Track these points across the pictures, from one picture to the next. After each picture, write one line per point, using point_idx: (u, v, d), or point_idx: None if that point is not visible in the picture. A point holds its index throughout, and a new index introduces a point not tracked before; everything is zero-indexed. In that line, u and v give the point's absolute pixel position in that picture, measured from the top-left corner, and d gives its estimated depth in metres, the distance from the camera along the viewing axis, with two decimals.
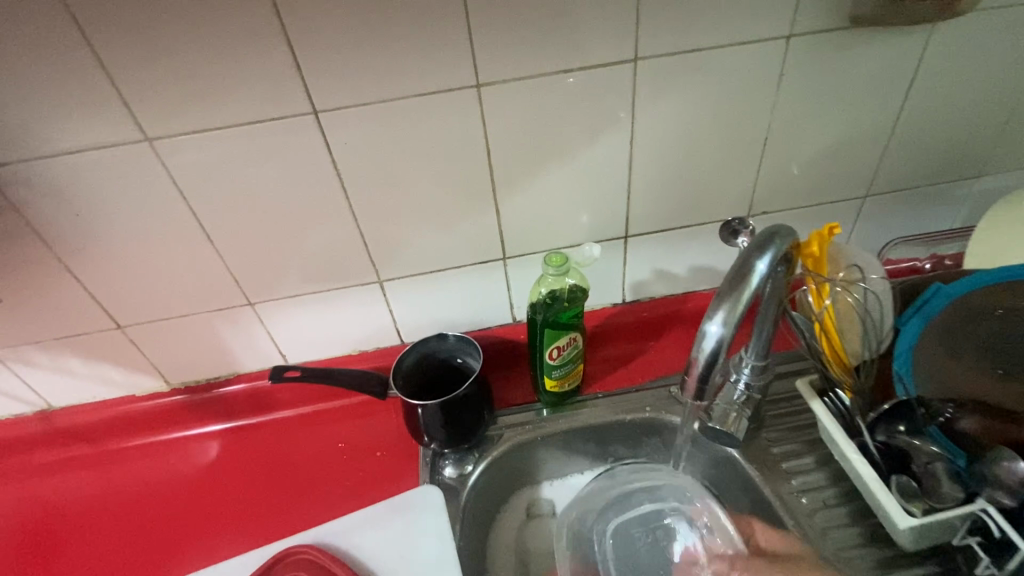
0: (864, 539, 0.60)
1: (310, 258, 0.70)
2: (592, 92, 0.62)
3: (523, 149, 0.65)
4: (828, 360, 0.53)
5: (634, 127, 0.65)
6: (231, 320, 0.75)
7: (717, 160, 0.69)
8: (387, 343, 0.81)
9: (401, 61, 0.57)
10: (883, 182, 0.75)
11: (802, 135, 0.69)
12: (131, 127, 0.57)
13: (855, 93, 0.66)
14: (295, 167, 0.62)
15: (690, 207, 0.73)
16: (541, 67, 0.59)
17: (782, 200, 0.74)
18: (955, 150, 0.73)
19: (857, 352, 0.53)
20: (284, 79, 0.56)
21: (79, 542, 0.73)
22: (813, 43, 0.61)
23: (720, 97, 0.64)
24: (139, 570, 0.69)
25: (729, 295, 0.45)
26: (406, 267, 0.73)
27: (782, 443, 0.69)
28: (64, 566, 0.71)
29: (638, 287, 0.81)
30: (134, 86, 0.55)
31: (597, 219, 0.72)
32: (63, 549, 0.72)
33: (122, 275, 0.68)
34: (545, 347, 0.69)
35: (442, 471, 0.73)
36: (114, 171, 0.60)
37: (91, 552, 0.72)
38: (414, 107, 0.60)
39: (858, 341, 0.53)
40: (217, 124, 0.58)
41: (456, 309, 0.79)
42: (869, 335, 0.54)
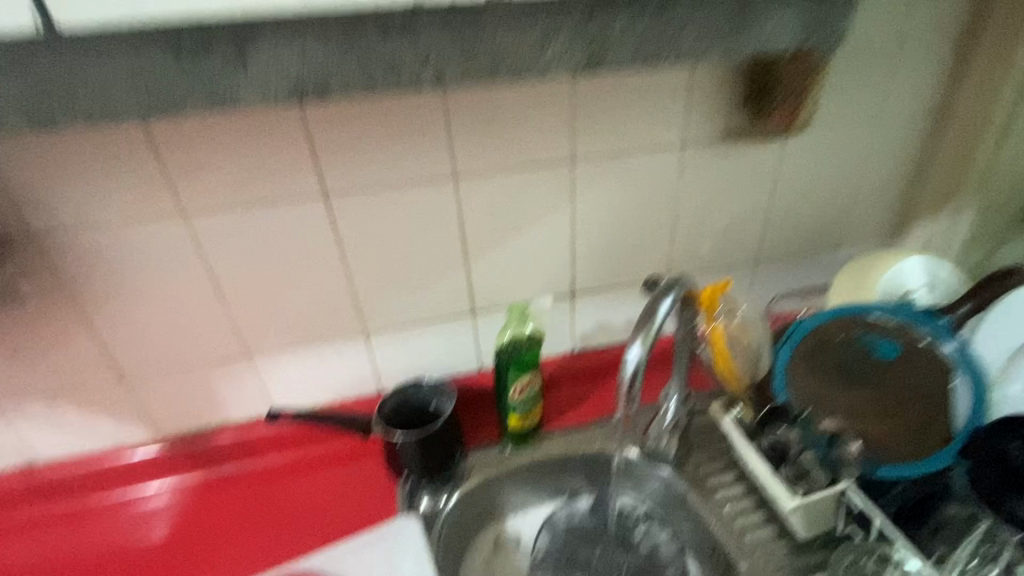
0: (774, 535, 0.73)
1: (306, 313, 0.81)
2: (542, 180, 0.80)
3: (489, 223, 0.81)
4: (724, 379, 0.70)
5: (576, 207, 0.83)
6: (227, 370, 0.83)
7: (641, 232, 0.88)
8: (366, 391, 0.91)
9: (396, 155, 0.73)
10: (769, 251, 0.96)
11: (703, 215, 0.89)
12: (168, 203, 0.69)
13: (738, 184, 0.88)
14: (302, 235, 0.75)
15: (622, 269, 0.91)
16: (504, 162, 0.77)
17: (693, 263, 0.94)
18: (816, 226, 0.96)
19: (744, 372, 0.71)
20: (301, 166, 0.71)
21: None
22: (702, 149, 0.83)
23: (639, 185, 0.84)
24: None
25: (641, 328, 0.60)
26: (390, 320, 0.85)
27: (707, 463, 0.82)
28: None
29: (585, 337, 0.97)
30: (178, 171, 0.68)
31: (549, 279, 0.88)
32: None
33: (135, 328, 0.77)
34: (509, 386, 0.82)
35: (418, 503, 0.81)
36: (147, 238, 0.71)
37: None
38: (404, 189, 0.76)
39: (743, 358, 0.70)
40: (242, 201, 0.71)
41: (430, 359, 0.91)
42: (750, 356, 0.71)
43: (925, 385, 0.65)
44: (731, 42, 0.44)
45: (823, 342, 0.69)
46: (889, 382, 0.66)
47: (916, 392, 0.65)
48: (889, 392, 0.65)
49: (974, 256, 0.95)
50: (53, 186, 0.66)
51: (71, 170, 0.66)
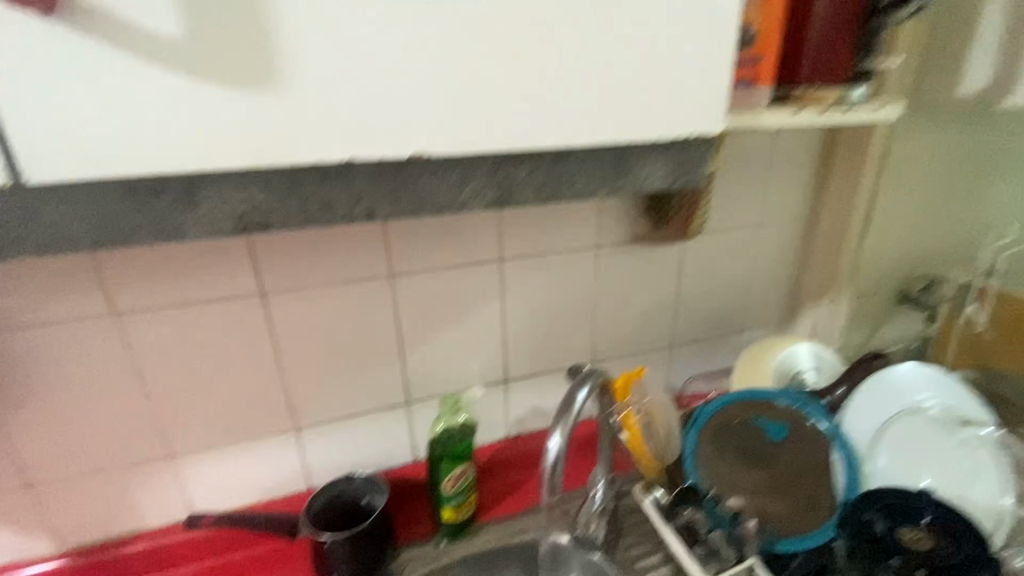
0: None
1: (236, 411, 0.81)
2: (472, 279, 0.87)
3: (423, 318, 0.87)
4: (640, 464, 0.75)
5: (504, 302, 0.91)
6: (145, 474, 0.80)
7: (565, 323, 0.96)
8: (295, 489, 0.89)
9: (334, 259, 0.79)
10: (681, 337, 1.07)
11: (619, 307, 0.99)
12: (100, 306, 0.70)
13: (648, 280, 1.00)
14: (238, 333, 0.77)
15: (550, 358, 0.98)
16: (437, 264, 0.84)
17: (614, 350, 1.02)
18: (719, 315, 1.09)
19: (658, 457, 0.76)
20: (241, 270, 0.75)
21: None
22: (613, 251, 0.95)
23: (561, 282, 0.93)
24: None
25: (560, 418, 0.66)
26: (324, 414, 0.86)
27: (636, 546, 0.85)
28: None
29: (518, 423, 1.01)
30: (114, 276, 0.69)
31: (481, 368, 0.93)
32: None
33: (48, 434, 0.74)
34: (442, 477, 0.83)
35: None
36: (73, 341, 0.71)
37: None
38: (342, 289, 0.81)
39: (653, 443, 0.76)
40: (178, 303, 0.73)
41: (364, 451, 0.91)
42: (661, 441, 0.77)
43: (807, 459, 0.74)
44: (614, 184, 0.54)
45: (723, 426, 0.77)
46: (779, 461, 0.75)
47: (801, 466, 0.74)
48: (779, 471, 0.74)
49: (852, 338, 1.09)
50: None
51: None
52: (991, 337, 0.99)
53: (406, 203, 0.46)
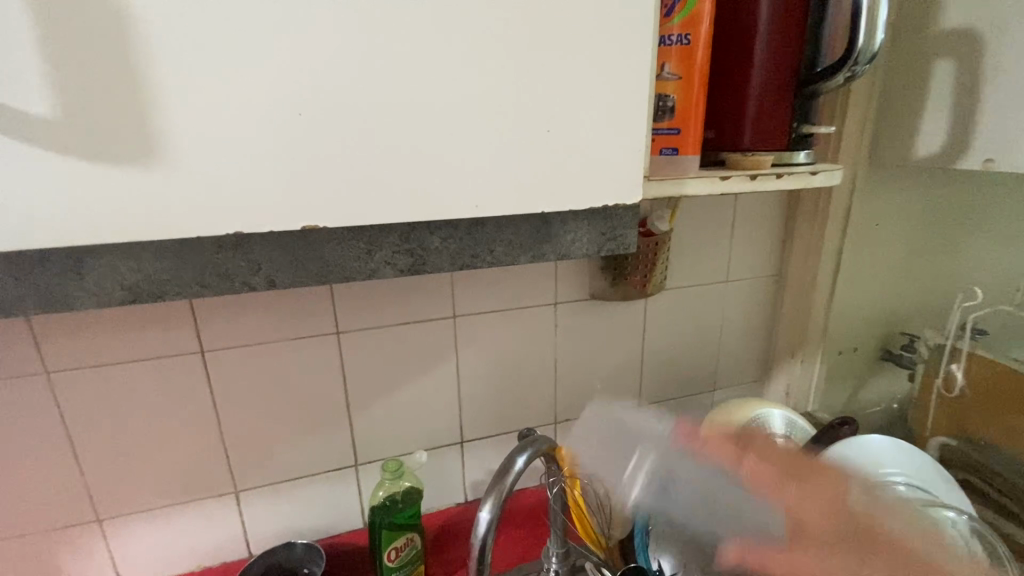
0: None
1: (173, 473, 0.78)
2: (425, 336, 0.86)
3: (373, 376, 0.85)
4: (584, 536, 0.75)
5: (459, 359, 0.89)
6: (71, 540, 0.76)
7: (525, 382, 0.94)
8: (234, 556, 0.84)
9: (279, 316, 0.78)
10: (648, 396, 1.04)
11: (582, 363, 0.97)
12: (32, 363, 0.69)
13: (610, 338, 0.98)
14: (177, 391, 0.76)
15: (509, 417, 0.95)
16: (387, 320, 0.83)
17: (578, 410, 0.99)
18: (689, 373, 1.06)
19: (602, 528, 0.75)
20: (182, 327, 0.74)
21: None
22: (573, 307, 0.93)
23: (519, 340, 0.92)
24: None
25: (494, 486, 0.62)
26: (265, 477, 0.83)
27: None
28: None
29: (476, 486, 0.96)
30: (50, 332, 0.69)
31: (435, 428, 0.90)
32: None
33: None
34: (383, 549, 0.78)
35: None
36: (2, 399, 0.69)
37: None
38: (288, 346, 0.79)
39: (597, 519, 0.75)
40: (114, 359, 0.72)
41: (308, 516, 0.87)
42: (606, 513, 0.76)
43: None
44: (538, 249, 0.52)
45: (677, 497, 0.74)
46: (745, 480, 0.67)
47: None
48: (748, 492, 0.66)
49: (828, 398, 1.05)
50: None
51: None
52: (974, 403, 0.89)
53: (311, 270, 0.46)
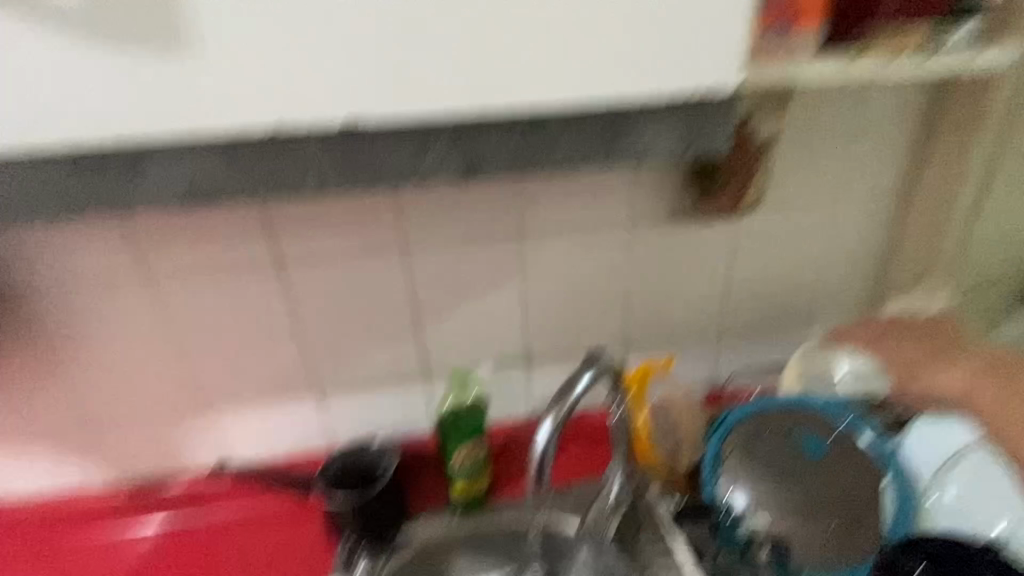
0: None
1: (263, 374, 0.85)
2: (491, 254, 0.83)
3: (440, 293, 0.84)
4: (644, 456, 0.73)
5: (527, 279, 0.85)
6: (188, 423, 0.87)
7: (596, 305, 0.89)
8: (321, 450, 0.92)
9: (348, 229, 0.78)
10: (734, 328, 0.95)
11: (661, 289, 0.90)
12: (140, 267, 0.77)
13: (693, 261, 0.89)
14: (260, 299, 0.80)
15: (579, 341, 0.91)
16: (452, 236, 0.81)
17: (654, 338, 0.93)
18: (786, 304, 0.95)
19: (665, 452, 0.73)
20: (259, 238, 0.77)
21: None
22: (652, 227, 0.85)
23: (590, 261, 0.86)
24: None
25: (554, 404, 0.60)
26: (343, 382, 0.88)
27: None
28: None
29: (543, 406, 0.96)
30: (151, 241, 0.76)
31: (502, 347, 0.90)
32: None
33: (107, 380, 0.83)
34: (450, 453, 0.82)
35: (355, 567, 0.79)
36: (123, 298, 0.79)
37: None
38: (357, 259, 0.80)
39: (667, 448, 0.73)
40: (205, 268, 0.78)
41: (384, 422, 0.91)
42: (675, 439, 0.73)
43: (849, 484, 0.66)
44: (610, 151, 0.52)
45: (757, 433, 0.69)
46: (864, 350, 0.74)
47: (843, 492, 0.65)
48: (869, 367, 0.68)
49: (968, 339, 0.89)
50: (44, 249, 0.75)
51: (62, 238, 0.75)
52: None
53: None
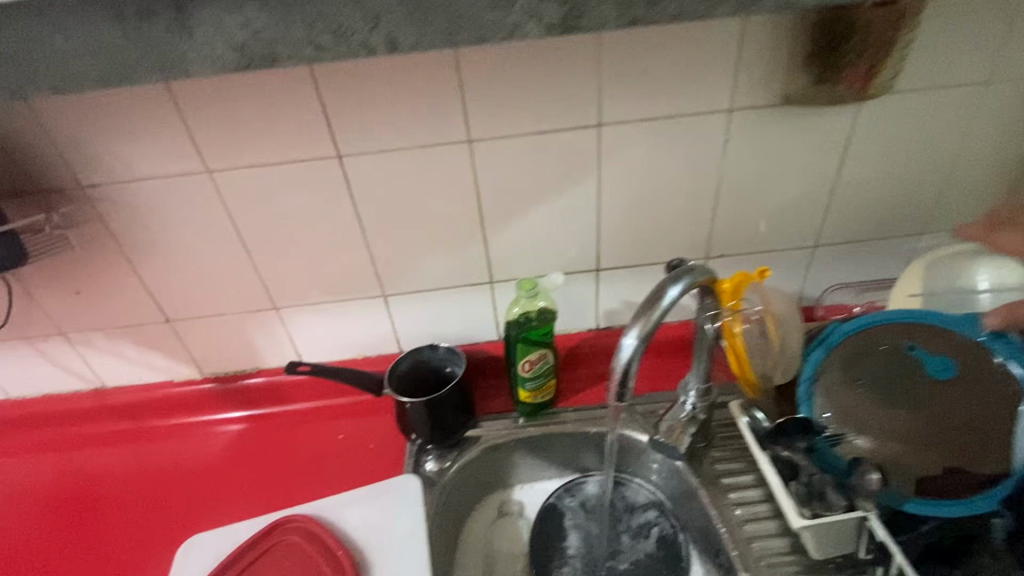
0: (788, 548, 0.68)
1: (328, 274, 0.84)
2: (565, 148, 0.75)
3: (508, 191, 0.78)
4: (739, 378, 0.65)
5: (603, 178, 0.78)
6: (258, 321, 0.88)
7: (677, 208, 0.81)
8: (388, 351, 0.93)
9: (409, 119, 0.71)
10: (828, 235, 0.86)
11: (752, 191, 0.81)
12: (197, 161, 0.73)
13: (792, 158, 0.78)
14: (322, 196, 0.77)
15: (655, 247, 0.85)
16: (523, 127, 0.73)
17: (737, 245, 0.86)
18: (893, 210, 0.84)
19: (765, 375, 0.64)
20: (317, 128, 0.72)
21: (103, 511, 0.84)
22: (753, 117, 0.74)
23: (675, 158, 0.77)
24: (153, 529, 0.81)
25: (642, 313, 0.54)
26: (408, 285, 0.86)
27: (726, 462, 0.78)
28: (93, 526, 0.82)
29: (610, 316, 0.93)
30: (205, 131, 0.71)
31: (572, 252, 0.85)
32: (91, 513, 0.84)
33: (175, 279, 0.83)
34: (517, 361, 0.80)
35: (424, 464, 0.83)
36: (182, 194, 0.75)
37: (114, 523, 0.82)
38: (420, 155, 0.74)
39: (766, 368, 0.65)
40: (263, 161, 0.74)
41: (449, 326, 0.91)
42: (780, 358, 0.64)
43: (976, 408, 0.58)
44: None
45: (865, 350, 0.64)
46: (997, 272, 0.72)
47: (966, 416, 0.58)
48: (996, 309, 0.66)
49: None
50: (96, 143, 0.71)
51: (112, 131, 0.71)
52: None
53: None
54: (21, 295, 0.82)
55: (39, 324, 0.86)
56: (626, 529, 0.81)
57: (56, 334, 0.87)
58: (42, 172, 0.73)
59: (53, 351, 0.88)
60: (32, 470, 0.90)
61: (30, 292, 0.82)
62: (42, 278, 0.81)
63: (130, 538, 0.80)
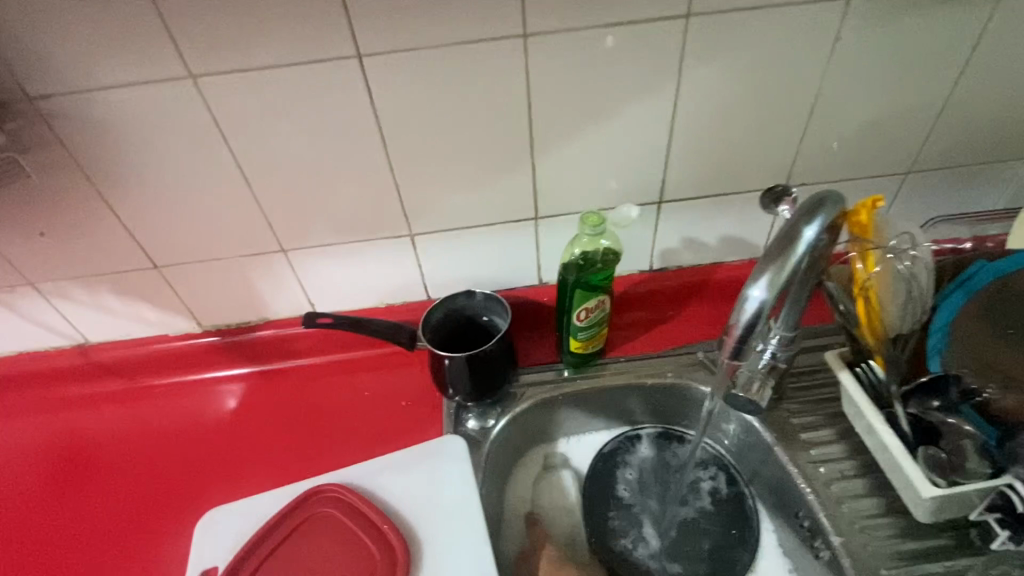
0: (881, 509, 0.62)
1: (345, 209, 0.71)
2: (639, 48, 0.61)
3: (565, 105, 0.65)
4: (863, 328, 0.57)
5: (679, 88, 0.65)
6: (264, 266, 0.76)
7: (760, 126, 0.69)
8: (414, 298, 0.82)
9: (450, 8, 0.57)
10: (925, 159, 0.74)
11: (849, 105, 0.68)
12: (177, 64, 0.57)
13: (905, 64, 0.65)
14: (336, 111, 0.62)
15: (727, 174, 0.73)
16: (591, 19, 0.59)
17: (820, 172, 0.74)
18: (1005, 130, 0.72)
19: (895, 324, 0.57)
20: (331, 19, 0.56)
21: (102, 481, 0.74)
22: (868, 8, 0.61)
23: (767, 62, 0.64)
24: (159, 504, 0.71)
25: (774, 258, 0.45)
26: (440, 222, 0.73)
27: (802, 414, 0.70)
28: (92, 499, 0.73)
29: (667, 255, 0.82)
30: (184, 23, 0.55)
31: (632, 181, 0.72)
32: (89, 484, 0.74)
33: (160, 216, 0.69)
34: (573, 308, 0.70)
35: (465, 423, 0.74)
36: (160, 108, 0.60)
37: (115, 495, 0.73)
38: (461, 56, 0.60)
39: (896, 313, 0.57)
40: (263, 64, 0.58)
41: (485, 269, 0.79)
42: (912, 305, 0.58)
43: None
44: None
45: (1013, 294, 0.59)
46: None
47: None
48: None
49: None
50: (40, 38, 0.55)
51: (61, 22, 0.54)
52: None
53: None
54: None
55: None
56: (680, 489, 0.75)
57: (23, 284, 0.73)
58: None
59: (21, 303, 0.75)
60: (16, 435, 0.79)
61: None
62: None
63: (137, 510, 0.71)
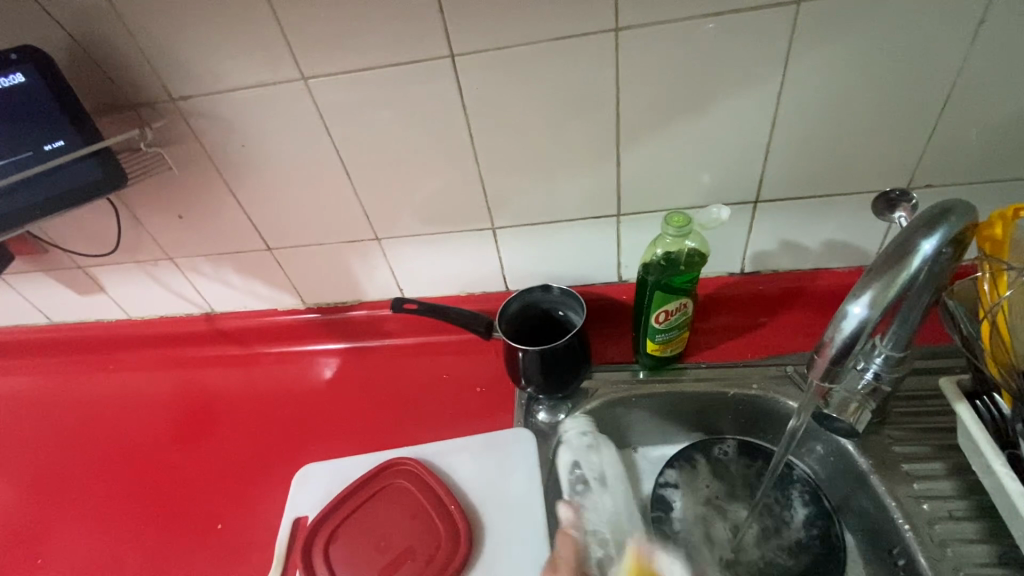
0: (994, 558, 0.55)
1: (433, 202, 0.74)
2: (740, 38, 0.58)
3: (655, 100, 0.63)
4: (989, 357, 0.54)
5: (784, 80, 0.60)
6: (358, 252, 0.82)
7: (877, 120, 0.62)
8: (494, 289, 0.84)
9: (541, 4, 0.57)
10: None
11: (993, 96, 0.59)
12: (292, 67, 0.63)
13: None
14: (428, 108, 0.65)
15: (835, 173, 0.67)
16: (688, 10, 0.56)
17: (951, 172, 0.66)
18: None
19: None
20: (427, 21, 0.59)
21: (218, 431, 0.85)
22: None
23: (892, 49, 0.57)
24: (262, 455, 0.81)
25: (880, 275, 0.42)
26: (522, 216, 0.75)
27: (907, 443, 0.64)
28: (209, 445, 0.84)
29: (760, 259, 0.77)
30: (298, 29, 0.60)
31: (724, 179, 0.69)
32: (206, 432, 0.85)
33: (273, 203, 0.76)
34: (652, 310, 0.68)
35: (536, 415, 0.76)
36: (275, 107, 0.67)
37: (227, 444, 0.83)
38: (550, 51, 0.60)
39: None
40: (364, 66, 0.62)
41: (564, 263, 0.80)
42: None
43: None
44: None
45: None
46: None
47: None
48: None
49: None
50: (181, 47, 0.63)
51: (197, 30, 0.61)
52: None
53: None
54: (129, 218, 0.80)
55: (147, 247, 0.84)
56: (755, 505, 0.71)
57: (164, 259, 0.86)
58: (132, 83, 0.66)
59: (162, 274, 0.88)
60: (156, 385, 0.93)
61: (137, 216, 0.80)
62: (145, 200, 0.78)
63: (244, 460, 0.81)
